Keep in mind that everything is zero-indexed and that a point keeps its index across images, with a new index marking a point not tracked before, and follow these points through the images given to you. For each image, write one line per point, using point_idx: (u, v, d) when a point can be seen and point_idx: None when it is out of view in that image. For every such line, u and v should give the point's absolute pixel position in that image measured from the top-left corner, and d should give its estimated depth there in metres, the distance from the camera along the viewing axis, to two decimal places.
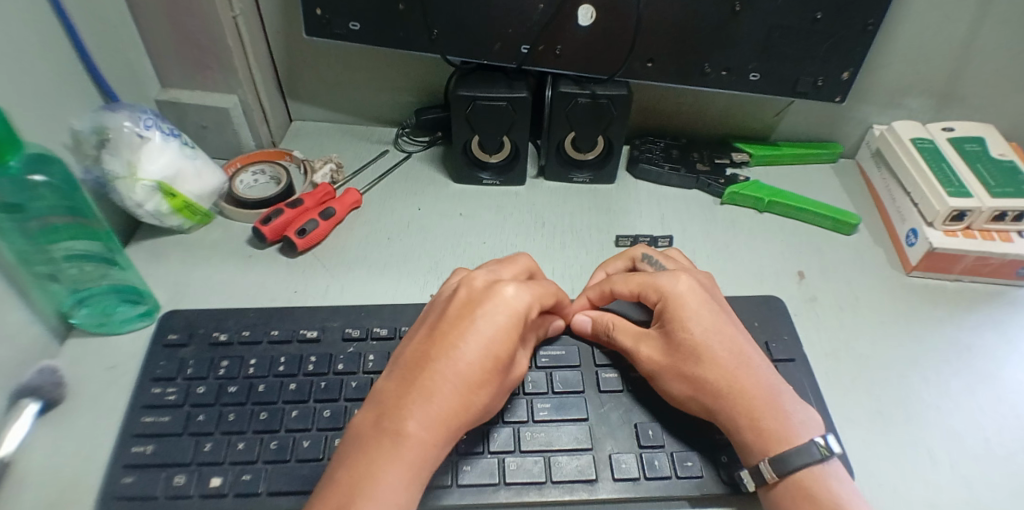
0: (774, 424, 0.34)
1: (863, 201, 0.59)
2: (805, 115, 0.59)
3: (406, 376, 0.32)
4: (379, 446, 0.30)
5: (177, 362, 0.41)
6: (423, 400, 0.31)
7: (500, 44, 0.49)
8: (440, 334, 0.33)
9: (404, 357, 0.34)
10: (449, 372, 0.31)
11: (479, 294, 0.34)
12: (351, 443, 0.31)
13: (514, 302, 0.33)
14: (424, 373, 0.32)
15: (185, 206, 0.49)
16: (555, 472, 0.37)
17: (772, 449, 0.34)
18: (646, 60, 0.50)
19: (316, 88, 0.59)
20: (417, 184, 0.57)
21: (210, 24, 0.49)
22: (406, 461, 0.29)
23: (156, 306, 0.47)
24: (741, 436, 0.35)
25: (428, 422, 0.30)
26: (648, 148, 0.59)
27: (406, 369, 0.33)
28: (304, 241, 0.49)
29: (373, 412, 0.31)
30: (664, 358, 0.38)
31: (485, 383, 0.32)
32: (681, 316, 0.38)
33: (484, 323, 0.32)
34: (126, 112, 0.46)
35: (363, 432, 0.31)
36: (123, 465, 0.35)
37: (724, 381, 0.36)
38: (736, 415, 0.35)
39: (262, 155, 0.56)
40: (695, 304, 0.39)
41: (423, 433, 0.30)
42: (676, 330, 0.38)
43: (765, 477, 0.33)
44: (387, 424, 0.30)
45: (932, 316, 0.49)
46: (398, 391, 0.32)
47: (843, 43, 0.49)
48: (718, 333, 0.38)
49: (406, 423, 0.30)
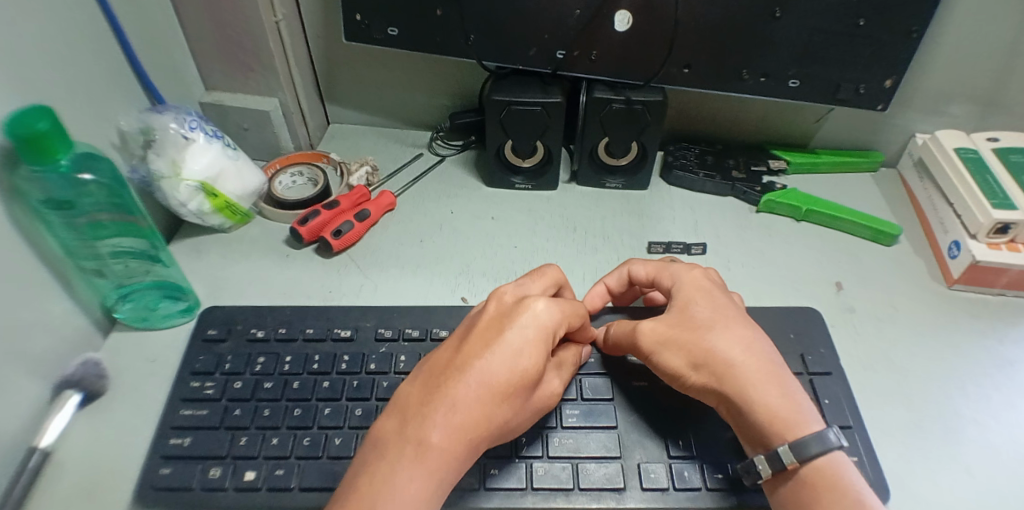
0: (785, 403, 0.33)
1: (904, 212, 0.57)
2: (844, 122, 0.58)
3: (429, 385, 0.31)
4: (399, 457, 0.29)
5: (215, 356, 0.41)
6: (447, 410, 0.30)
7: (535, 50, 0.49)
8: (467, 343, 0.32)
9: (429, 364, 0.33)
10: (477, 384, 0.30)
11: (510, 308, 0.33)
12: (371, 450, 0.30)
13: (545, 318, 0.33)
14: (450, 383, 0.30)
15: (226, 205, 0.50)
16: (583, 479, 0.36)
17: (781, 425, 0.32)
18: (682, 66, 0.50)
19: (353, 91, 0.60)
20: (448, 186, 0.57)
21: (253, 29, 0.50)
22: (427, 470, 0.28)
23: (196, 302, 0.47)
24: (751, 412, 0.33)
25: (451, 433, 0.29)
26: (682, 154, 0.58)
27: (430, 374, 0.32)
28: (339, 241, 0.49)
29: (394, 418, 0.30)
30: (670, 331, 0.37)
31: (512, 396, 0.31)
32: (691, 296, 0.39)
33: (514, 336, 0.32)
34: (172, 113, 0.47)
35: (383, 439, 0.30)
36: (162, 456, 0.36)
37: (736, 356, 0.35)
38: (742, 384, 0.34)
39: (301, 157, 0.57)
40: (711, 289, 0.40)
41: (445, 445, 0.29)
42: (686, 307, 0.38)
43: (785, 463, 0.31)
44: (407, 433, 0.29)
45: (976, 331, 0.47)
46: (420, 399, 0.30)
47: (885, 49, 0.48)
48: (729, 315, 0.38)
49: (429, 432, 0.29)
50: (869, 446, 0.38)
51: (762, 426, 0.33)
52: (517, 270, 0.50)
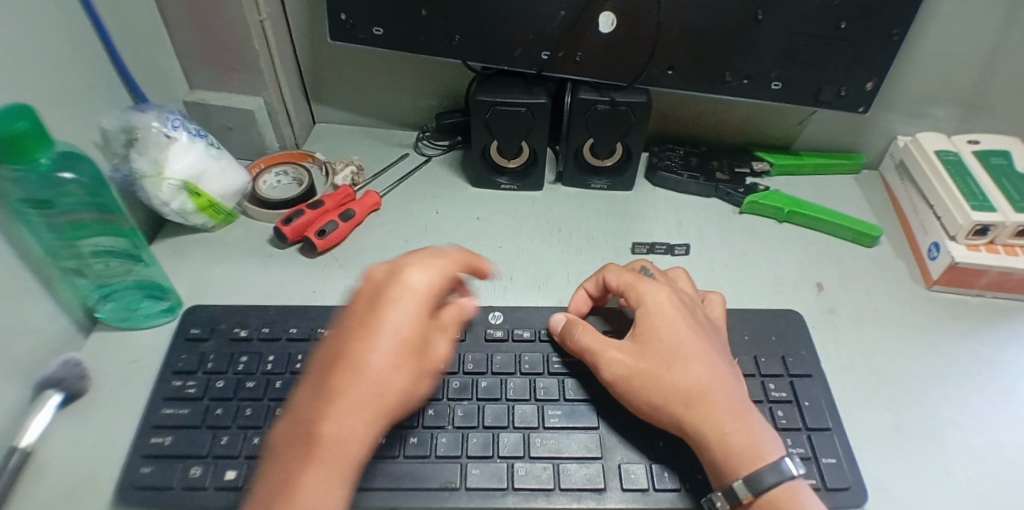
0: (742, 440, 0.34)
1: (886, 213, 0.58)
2: (828, 124, 0.58)
3: (330, 370, 0.30)
4: (307, 457, 0.27)
5: (198, 355, 0.41)
6: (348, 393, 0.29)
7: (520, 51, 0.49)
8: (359, 329, 0.31)
9: (323, 355, 0.31)
10: (370, 362, 0.30)
11: (389, 281, 0.33)
12: (275, 455, 0.28)
13: (419, 284, 0.32)
14: (348, 365, 0.30)
15: (209, 205, 0.49)
16: (564, 479, 0.37)
17: (743, 468, 0.33)
18: (666, 68, 0.50)
19: (339, 91, 0.60)
20: (434, 187, 0.57)
21: (237, 28, 0.50)
22: (332, 461, 0.27)
23: (179, 302, 0.47)
24: (709, 451, 0.35)
25: (349, 417, 0.29)
26: (668, 156, 0.59)
27: (323, 368, 0.30)
28: (323, 241, 0.49)
29: (290, 423, 0.29)
30: (634, 363, 0.38)
31: (406, 361, 0.31)
32: (657, 324, 0.39)
33: (393, 308, 0.31)
34: (154, 113, 0.47)
35: (281, 445, 0.29)
36: (142, 455, 0.36)
37: (698, 394, 0.36)
38: (705, 428, 0.35)
39: (286, 156, 0.57)
40: (674, 315, 0.39)
41: (345, 430, 0.28)
42: (652, 338, 0.39)
43: (741, 496, 0.33)
44: (314, 424, 0.28)
45: (952, 331, 0.48)
46: (321, 385, 0.30)
47: (866, 52, 0.48)
48: (694, 344, 0.38)
49: (324, 426, 0.28)
50: (848, 447, 0.38)
51: (718, 464, 0.34)
52: (502, 271, 0.50)
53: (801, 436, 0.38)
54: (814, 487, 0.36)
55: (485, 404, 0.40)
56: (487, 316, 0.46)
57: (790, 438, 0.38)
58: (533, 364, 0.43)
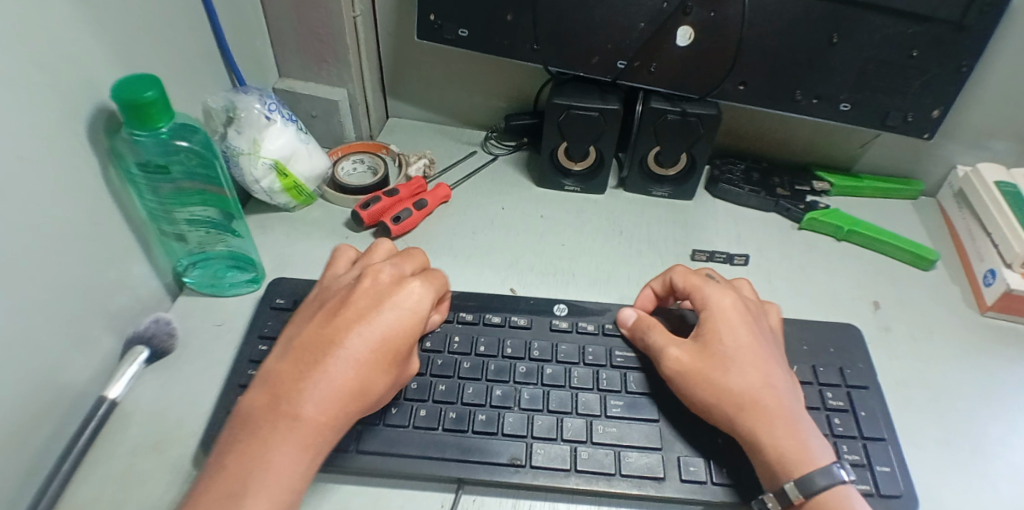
0: (792, 448, 0.35)
1: (941, 238, 0.58)
2: (889, 147, 0.59)
3: (305, 360, 0.33)
4: (287, 429, 0.31)
5: (282, 323, 0.44)
6: (323, 384, 0.32)
7: (598, 59, 0.52)
8: (341, 324, 0.35)
9: (301, 342, 0.35)
10: (347, 366, 0.33)
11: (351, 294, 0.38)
12: (242, 428, 0.31)
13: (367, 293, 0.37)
14: (330, 361, 0.33)
15: (294, 186, 0.52)
16: (625, 466, 0.38)
17: (796, 470, 0.34)
18: (738, 83, 0.52)
19: (415, 87, 0.63)
20: (499, 183, 0.59)
21: (333, 22, 0.53)
22: (300, 440, 0.31)
23: (263, 274, 0.50)
24: (760, 454, 0.35)
25: (319, 402, 0.32)
26: (729, 169, 0.60)
27: (304, 352, 0.34)
28: (398, 227, 0.52)
29: (266, 395, 0.32)
30: (691, 361, 0.39)
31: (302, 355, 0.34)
32: (715, 328, 0.40)
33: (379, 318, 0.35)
34: (255, 95, 0.50)
35: (251, 415, 0.32)
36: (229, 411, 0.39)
37: (747, 399, 0.37)
38: (756, 429, 0.36)
39: (362, 145, 0.59)
40: (735, 322, 0.40)
41: (321, 416, 0.32)
42: (713, 339, 0.40)
43: (792, 498, 0.33)
44: (282, 400, 0.32)
45: (1013, 358, 0.48)
46: (295, 376, 0.33)
47: (934, 80, 0.49)
48: (752, 352, 0.39)
49: (302, 406, 0.32)
50: (902, 458, 0.39)
51: (768, 466, 0.35)
52: (566, 267, 0.52)
53: (856, 443, 0.39)
54: (869, 492, 0.36)
55: (551, 390, 0.42)
56: (553, 308, 0.47)
57: (846, 444, 0.39)
58: (597, 355, 0.44)
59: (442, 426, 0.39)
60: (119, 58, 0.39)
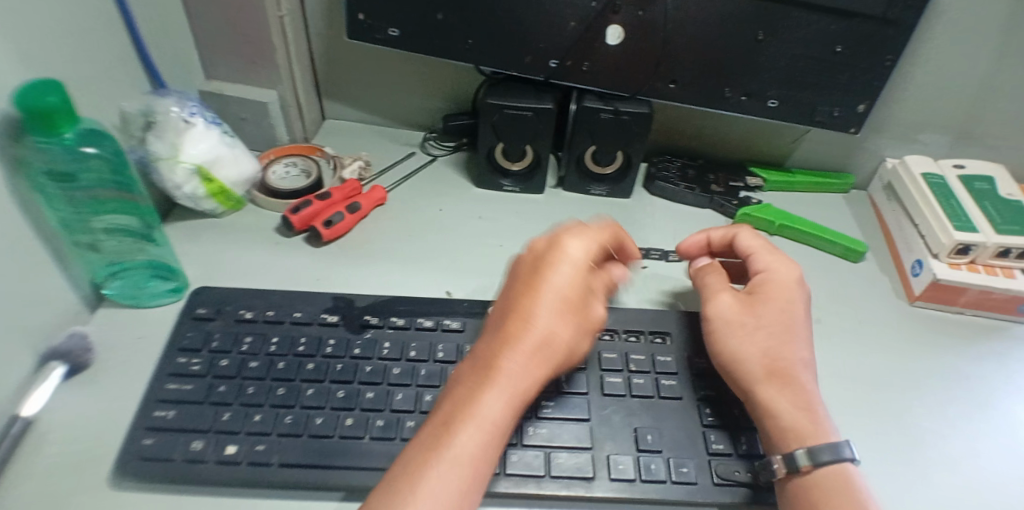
0: (806, 423, 0.36)
1: (872, 230, 0.60)
2: (820, 143, 0.61)
3: (499, 329, 0.34)
4: (487, 383, 0.32)
5: (203, 334, 0.43)
6: (508, 345, 0.33)
7: (530, 58, 0.51)
8: (526, 289, 0.36)
9: (495, 320, 0.36)
10: (535, 320, 0.34)
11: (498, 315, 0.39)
12: (453, 396, 0.32)
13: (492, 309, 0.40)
14: (513, 322, 0.34)
15: (220, 191, 0.51)
16: (554, 467, 0.37)
17: (807, 442, 0.35)
18: (669, 81, 0.52)
19: (352, 87, 0.62)
20: (439, 184, 0.59)
21: (259, 21, 0.51)
22: (506, 393, 0.31)
23: (185, 283, 0.48)
24: (778, 420, 0.36)
25: (519, 358, 0.33)
26: (666, 166, 0.61)
27: (498, 325, 0.35)
28: (330, 231, 0.50)
29: (473, 370, 0.33)
30: (738, 318, 0.41)
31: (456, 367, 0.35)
32: (770, 295, 0.42)
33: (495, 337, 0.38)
34: (175, 98, 0.49)
35: (457, 387, 0.33)
36: (145, 428, 0.37)
37: (783, 365, 0.38)
38: (779, 395, 0.37)
39: (295, 148, 0.58)
40: (785, 293, 0.42)
41: (519, 369, 0.32)
42: (758, 304, 0.41)
43: (801, 464, 0.34)
44: (479, 368, 0.33)
45: (937, 345, 0.50)
46: (487, 347, 0.34)
47: (860, 75, 0.50)
48: (791, 323, 0.40)
49: (502, 363, 0.32)
50: None
51: (779, 432, 0.36)
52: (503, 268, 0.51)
53: None
54: None
55: None
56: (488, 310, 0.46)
57: None
58: None
59: (370, 435, 0.37)
60: (29, 60, 0.36)
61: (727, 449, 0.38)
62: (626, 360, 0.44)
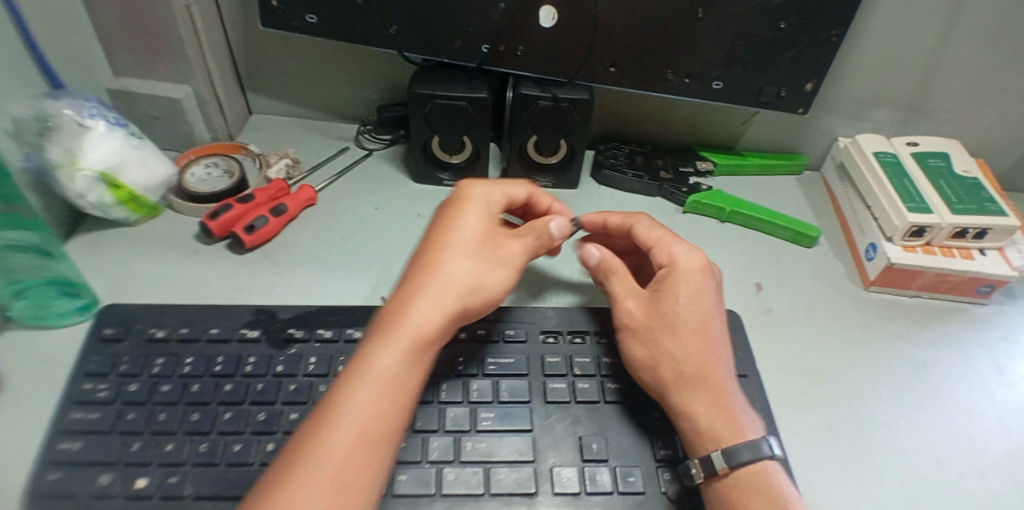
0: (724, 423, 0.35)
1: (825, 212, 0.58)
2: (770, 124, 0.58)
3: (415, 282, 0.36)
4: (418, 333, 0.33)
5: (110, 357, 0.40)
6: (421, 293, 0.35)
7: (459, 44, 0.48)
8: (451, 239, 0.38)
9: (407, 277, 0.36)
10: (453, 271, 0.36)
11: (421, 243, 0.39)
12: (374, 350, 0.32)
13: (427, 235, 0.39)
14: (433, 272, 0.36)
15: (130, 198, 0.47)
16: (494, 484, 0.35)
17: (723, 443, 0.34)
18: (608, 65, 0.49)
19: (277, 80, 0.58)
20: (376, 181, 0.56)
21: (161, 11, 0.47)
22: (394, 341, 0.32)
23: (94, 300, 0.45)
24: (694, 424, 0.36)
25: (427, 302, 0.34)
26: (613, 154, 0.58)
27: (410, 282, 0.36)
28: (252, 237, 0.47)
29: (395, 326, 0.33)
30: (644, 316, 0.40)
31: (411, 291, 0.35)
32: (680, 291, 0.41)
33: (410, 264, 0.38)
34: (69, 99, 0.45)
35: (370, 344, 0.33)
36: (47, 462, 0.35)
37: (696, 363, 0.37)
38: (692, 398, 0.36)
39: (216, 148, 0.55)
40: (692, 284, 0.41)
41: (427, 317, 0.34)
42: (666, 299, 0.41)
43: (718, 467, 0.33)
44: (398, 323, 0.33)
45: (887, 331, 0.49)
46: (399, 299, 0.35)
47: (807, 53, 0.48)
48: (699, 317, 0.40)
49: (412, 309, 0.34)
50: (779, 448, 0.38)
51: (695, 438, 0.35)
52: None
53: None
54: None
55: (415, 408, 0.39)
56: None
57: None
58: (467, 365, 0.41)
59: None
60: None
61: (676, 454, 0.37)
62: (572, 364, 0.42)
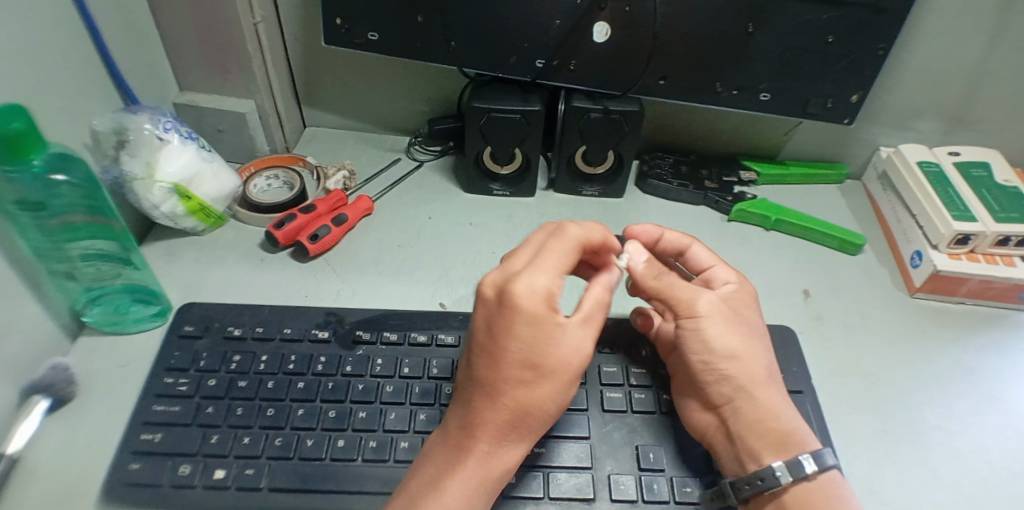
0: (799, 422, 0.36)
1: (867, 219, 0.59)
2: (813, 133, 0.60)
3: (502, 378, 0.30)
4: (518, 431, 0.31)
5: (191, 353, 0.41)
6: (519, 393, 0.30)
7: (515, 58, 0.50)
8: (545, 324, 0.31)
9: (485, 366, 0.31)
10: (556, 360, 0.31)
11: (510, 307, 0.30)
12: (476, 449, 0.31)
13: (525, 302, 0.30)
14: (526, 367, 0.30)
15: (199, 207, 0.49)
16: (554, 488, 0.36)
17: (803, 441, 0.35)
18: (659, 77, 0.51)
19: (333, 94, 0.60)
20: (427, 191, 0.57)
21: (231, 30, 0.49)
22: (503, 442, 0.31)
23: (168, 306, 0.47)
24: (774, 424, 0.35)
25: (527, 400, 0.31)
26: (657, 163, 0.60)
27: (493, 374, 0.31)
28: (316, 245, 0.49)
29: (494, 428, 0.31)
30: (723, 318, 0.38)
31: (524, 379, 0.30)
32: (743, 299, 0.40)
33: (505, 333, 0.30)
34: (147, 114, 0.47)
35: (470, 445, 0.31)
36: (132, 451, 0.36)
37: (763, 368, 0.37)
38: (772, 400, 0.36)
39: (276, 160, 0.57)
40: (754, 298, 0.41)
41: (531, 417, 0.31)
42: (738, 306, 0.39)
43: (807, 471, 0.32)
44: (497, 427, 0.31)
45: (936, 338, 0.49)
46: (490, 396, 0.31)
47: (853, 65, 0.49)
48: (759, 326, 0.39)
49: (511, 411, 0.31)
50: (835, 459, 0.39)
51: (777, 440, 0.34)
52: None
53: None
54: None
55: None
56: None
57: None
58: None
59: (362, 457, 0.36)
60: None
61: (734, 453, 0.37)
62: (628, 373, 0.42)
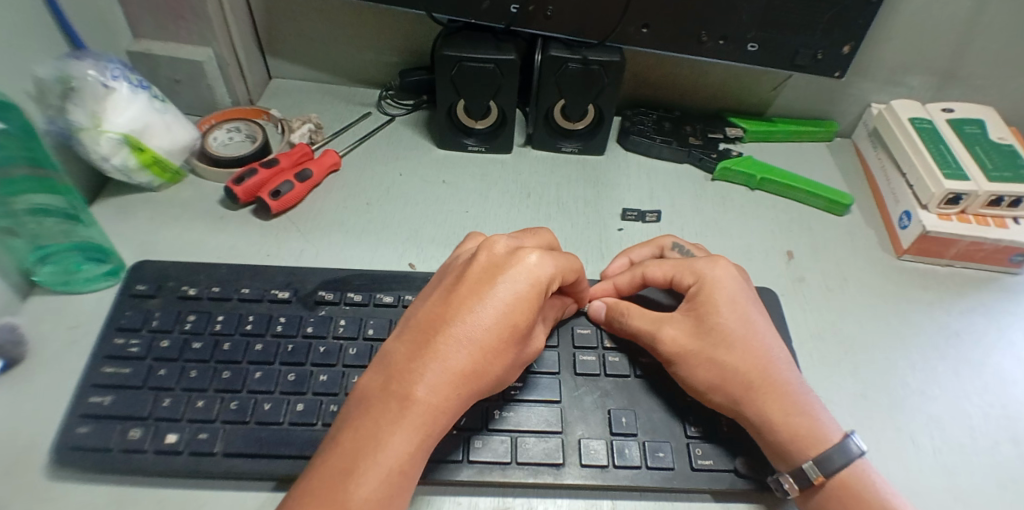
0: (810, 425, 0.33)
1: (856, 180, 0.57)
2: (802, 89, 0.57)
3: (472, 336, 0.30)
4: (461, 396, 0.30)
5: (143, 312, 0.39)
6: (481, 357, 0.30)
7: (488, 3, 0.47)
8: (530, 299, 0.31)
9: (454, 319, 0.30)
10: (520, 339, 0.31)
11: (509, 270, 0.31)
12: (421, 398, 0.29)
13: (538, 272, 0.31)
14: (497, 335, 0.30)
15: (154, 161, 0.47)
16: (521, 453, 0.34)
17: (810, 449, 0.32)
18: (641, 25, 0.48)
19: (298, 44, 0.57)
20: (398, 148, 0.55)
21: None
22: (445, 404, 0.29)
23: (122, 265, 0.45)
24: (775, 436, 0.33)
25: (486, 365, 0.30)
26: (640, 120, 0.58)
27: (464, 334, 0.30)
28: (278, 203, 0.47)
29: (445, 385, 0.29)
30: (689, 343, 0.36)
31: (498, 354, 0.31)
32: (717, 302, 0.37)
33: (504, 290, 0.31)
34: (91, 61, 0.44)
35: (417, 391, 0.29)
36: (81, 415, 0.34)
37: (756, 375, 0.34)
38: (768, 411, 0.33)
39: (238, 113, 0.54)
40: (733, 292, 0.37)
41: (478, 386, 0.31)
42: (708, 317, 0.36)
43: (811, 479, 0.31)
44: (448, 382, 0.29)
45: (921, 300, 0.48)
46: (453, 349, 0.30)
47: (846, 13, 0.47)
48: (748, 329, 0.36)
49: (467, 368, 0.30)
50: None
51: (780, 449, 0.33)
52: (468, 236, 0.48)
53: None
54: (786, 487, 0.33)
55: None
56: None
57: None
58: None
59: (322, 421, 0.35)
60: None
61: (716, 465, 0.34)
62: (602, 336, 0.41)
